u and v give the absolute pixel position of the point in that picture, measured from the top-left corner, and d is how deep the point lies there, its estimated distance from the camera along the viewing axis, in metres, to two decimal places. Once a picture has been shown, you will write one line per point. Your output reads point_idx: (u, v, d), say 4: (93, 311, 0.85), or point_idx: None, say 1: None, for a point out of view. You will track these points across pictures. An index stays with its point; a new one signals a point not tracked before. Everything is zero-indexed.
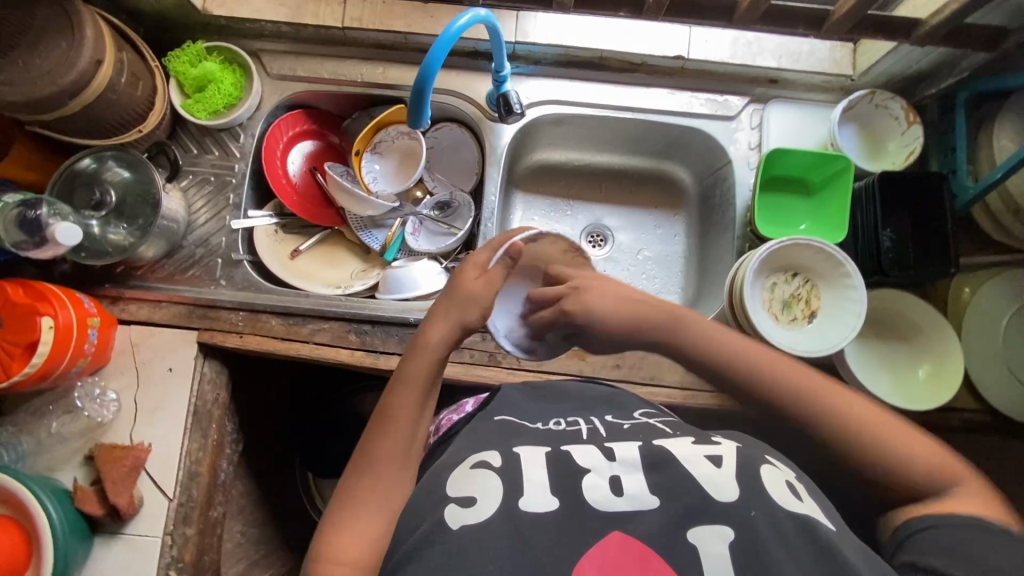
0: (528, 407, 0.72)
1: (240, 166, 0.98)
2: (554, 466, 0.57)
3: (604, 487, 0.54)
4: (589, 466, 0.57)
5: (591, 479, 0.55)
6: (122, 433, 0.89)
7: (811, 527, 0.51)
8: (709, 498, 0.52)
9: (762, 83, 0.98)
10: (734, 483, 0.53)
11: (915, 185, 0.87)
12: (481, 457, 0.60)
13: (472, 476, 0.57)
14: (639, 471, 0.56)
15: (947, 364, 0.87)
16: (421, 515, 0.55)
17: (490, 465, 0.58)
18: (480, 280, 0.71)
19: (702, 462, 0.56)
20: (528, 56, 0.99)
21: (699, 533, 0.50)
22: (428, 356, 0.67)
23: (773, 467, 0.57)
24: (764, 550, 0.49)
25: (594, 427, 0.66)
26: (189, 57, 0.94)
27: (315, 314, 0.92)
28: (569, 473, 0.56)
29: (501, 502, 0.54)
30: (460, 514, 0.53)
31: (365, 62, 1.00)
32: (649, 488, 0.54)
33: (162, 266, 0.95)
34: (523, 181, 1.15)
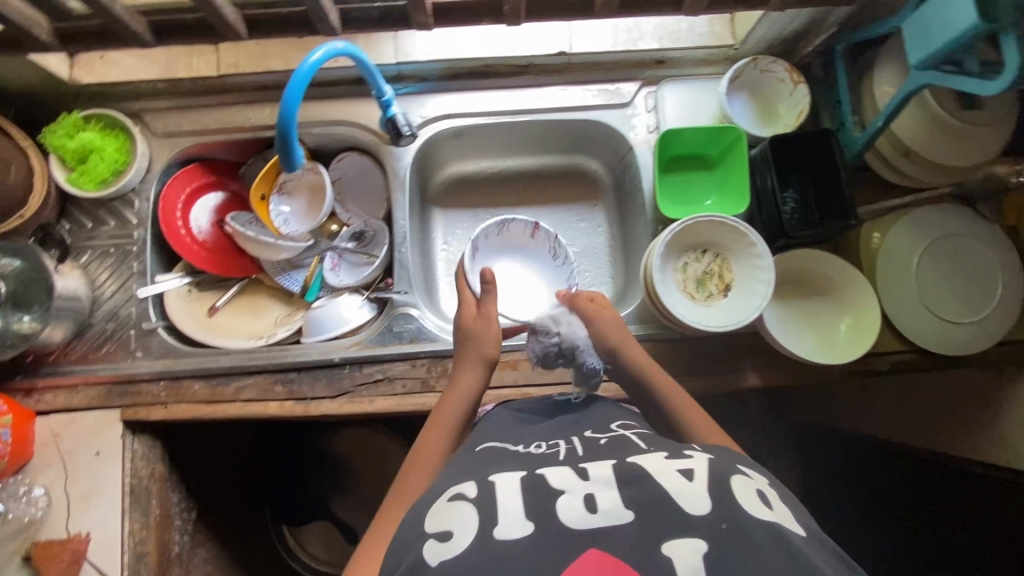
0: (516, 435, 0.70)
1: (140, 233, 0.95)
2: (528, 493, 0.56)
3: (578, 506, 0.53)
4: (561, 487, 0.56)
5: (565, 499, 0.54)
6: (58, 526, 0.86)
7: (781, 537, 0.50)
8: (683, 513, 0.51)
9: (649, 66, 0.99)
10: (706, 496, 0.53)
11: (806, 144, 0.88)
12: (458, 488, 0.60)
13: (450, 509, 0.57)
14: (615, 487, 0.55)
15: (865, 313, 0.88)
16: (402, 552, 0.56)
17: (466, 495, 0.58)
18: (478, 318, 0.82)
19: (675, 476, 0.55)
20: (414, 74, 0.98)
21: (675, 546, 0.49)
22: (461, 403, 0.76)
23: (746, 477, 0.57)
24: (739, 561, 0.48)
25: (571, 447, 0.65)
26: (65, 129, 0.91)
27: (238, 371, 0.90)
28: (543, 497, 0.55)
29: (475, 532, 0.53)
30: (438, 548, 0.54)
31: (250, 106, 0.97)
32: (624, 502, 0.53)
33: (74, 348, 0.92)
34: (440, 197, 1.14)
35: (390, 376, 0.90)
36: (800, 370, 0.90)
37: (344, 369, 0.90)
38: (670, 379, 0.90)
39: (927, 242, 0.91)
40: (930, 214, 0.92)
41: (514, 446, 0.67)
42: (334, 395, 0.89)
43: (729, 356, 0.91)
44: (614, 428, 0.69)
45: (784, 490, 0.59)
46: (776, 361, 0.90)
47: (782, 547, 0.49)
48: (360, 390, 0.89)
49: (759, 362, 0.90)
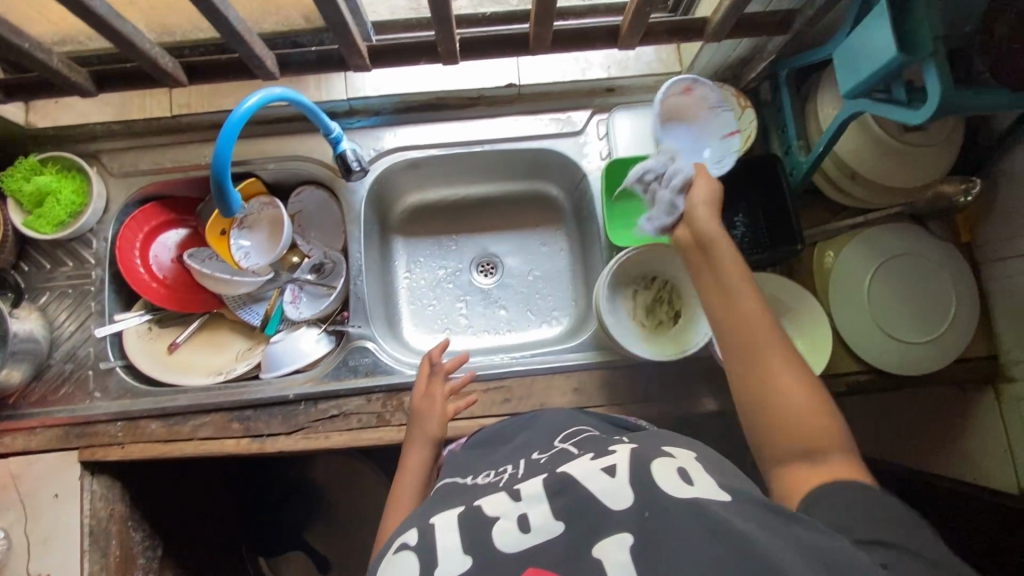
0: (468, 467, 0.71)
1: (97, 272, 0.96)
2: (467, 528, 0.55)
3: (512, 528, 0.54)
4: (496, 514, 0.56)
5: (501, 524, 0.55)
6: (18, 568, 0.87)
7: (701, 509, 0.50)
8: (606, 512, 0.52)
9: (600, 94, 1.00)
10: (627, 489, 0.53)
11: (749, 169, 0.90)
12: (400, 539, 0.57)
13: (393, 561, 0.55)
14: (545, 501, 0.56)
15: (817, 336, 0.88)
16: None
17: (408, 544, 0.56)
18: (425, 396, 0.84)
19: (599, 475, 0.56)
20: (366, 108, 0.98)
21: (603, 547, 0.50)
22: (410, 479, 0.77)
23: (668, 455, 0.57)
24: (662, 544, 0.48)
25: (514, 469, 0.66)
26: (21, 172, 0.92)
27: (195, 409, 0.90)
28: (481, 531, 0.55)
29: None
30: None
31: (205, 143, 0.98)
32: (554, 515, 0.54)
33: (33, 389, 0.92)
34: (402, 226, 1.15)
35: (346, 412, 0.90)
36: None
37: (299, 405, 0.90)
38: (626, 406, 0.90)
39: (880, 262, 0.91)
40: (883, 235, 0.92)
41: (464, 479, 0.67)
42: (289, 431, 0.89)
43: (685, 382, 0.91)
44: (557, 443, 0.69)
45: (707, 455, 0.59)
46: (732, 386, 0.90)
47: (704, 525, 0.48)
48: (316, 426, 0.90)
49: (714, 387, 0.90)
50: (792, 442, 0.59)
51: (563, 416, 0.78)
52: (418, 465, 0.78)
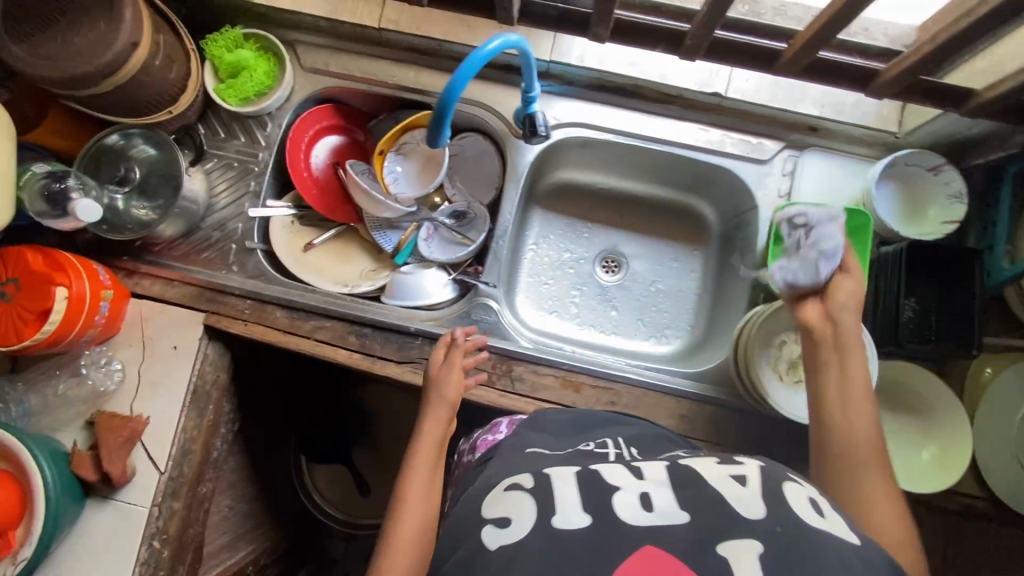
0: (556, 436, 0.73)
1: (264, 155, 0.99)
2: (584, 484, 0.56)
3: (634, 502, 0.53)
4: (617, 483, 0.56)
5: (622, 496, 0.54)
6: (124, 402, 0.92)
7: (833, 545, 0.48)
8: (739, 517, 0.50)
9: (800, 130, 0.95)
10: (760, 502, 0.52)
11: (943, 256, 0.84)
12: (513, 479, 0.60)
13: (505, 498, 0.58)
14: (669, 487, 0.54)
15: (955, 445, 0.83)
16: (458, 540, 0.56)
17: (523, 485, 0.59)
18: (442, 361, 0.84)
19: (728, 483, 0.54)
20: (561, 75, 0.97)
21: (729, 547, 0.48)
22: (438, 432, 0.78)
23: (796, 484, 0.55)
24: (802, 557, 0.46)
25: (620, 451, 0.67)
26: (226, 42, 0.95)
27: (318, 311, 0.94)
28: (601, 489, 0.55)
29: (535, 522, 0.53)
30: (494, 533, 0.54)
31: (398, 64, 0.98)
32: (679, 504, 0.52)
33: (179, 245, 0.97)
34: (545, 199, 1.14)
35: None
36: None
37: (415, 340, 0.92)
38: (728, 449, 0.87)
39: None
40: None
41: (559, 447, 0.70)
42: (400, 360, 0.91)
43: (795, 445, 0.87)
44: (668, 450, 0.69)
45: None
46: None
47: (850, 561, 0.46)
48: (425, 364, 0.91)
49: None
50: (866, 498, 0.63)
51: (654, 431, 0.74)
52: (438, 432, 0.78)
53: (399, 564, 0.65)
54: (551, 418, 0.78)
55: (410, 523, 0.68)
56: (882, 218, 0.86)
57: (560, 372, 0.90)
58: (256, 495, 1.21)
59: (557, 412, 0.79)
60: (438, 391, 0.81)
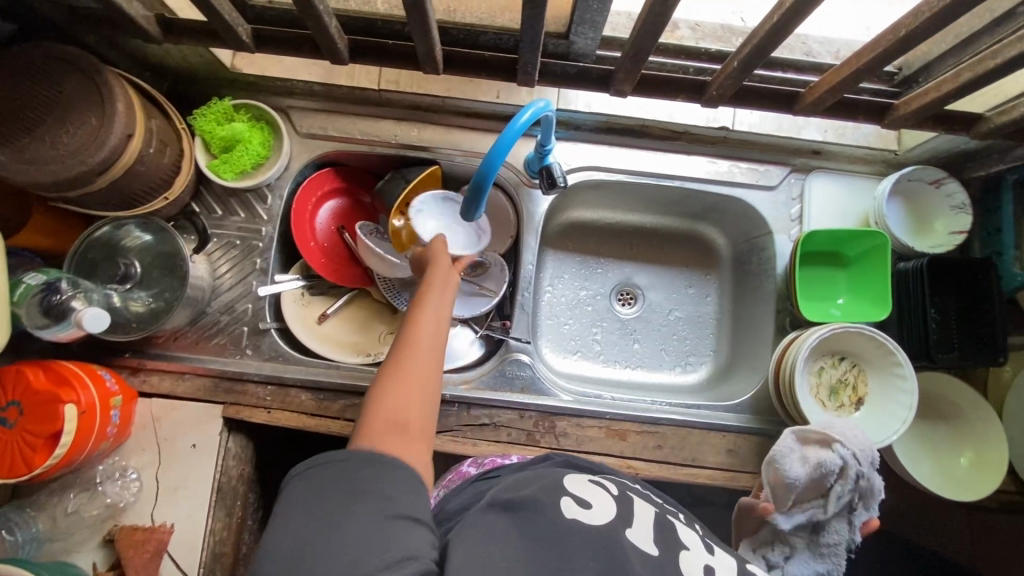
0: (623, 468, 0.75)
1: (268, 230, 0.94)
2: (659, 527, 0.58)
3: (698, 564, 0.54)
4: (687, 544, 0.57)
5: (686, 553, 0.56)
6: (144, 512, 0.85)
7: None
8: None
9: (804, 154, 0.97)
10: None
11: (961, 270, 0.86)
12: (599, 480, 0.64)
13: (589, 485, 0.61)
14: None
15: (991, 451, 0.85)
16: (524, 484, 0.59)
17: (609, 489, 0.62)
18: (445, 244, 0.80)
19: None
20: (567, 121, 0.96)
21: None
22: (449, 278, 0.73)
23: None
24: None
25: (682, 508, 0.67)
26: (216, 115, 0.90)
27: (347, 389, 0.89)
28: (671, 541, 0.57)
29: (614, 518, 0.56)
30: (576, 506, 0.56)
31: (399, 123, 0.96)
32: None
33: (185, 334, 0.90)
34: (554, 240, 1.13)
35: (497, 423, 0.88)
36: None
37: (451, 406, 0.89)
38: None
39: None
40: None
41: (628, 477, 0.71)
42: (438, 431, 0.88)
43: None
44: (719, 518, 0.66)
45: None
46: (886, 479, 0.89)
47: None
48: (465, 431, 0.88)
49: None
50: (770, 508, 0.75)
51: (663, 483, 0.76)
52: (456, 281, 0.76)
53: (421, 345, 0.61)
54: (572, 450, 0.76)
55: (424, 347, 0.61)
56: (898, 235, 0.89)
57: (604, 423, 0.89)
58: None
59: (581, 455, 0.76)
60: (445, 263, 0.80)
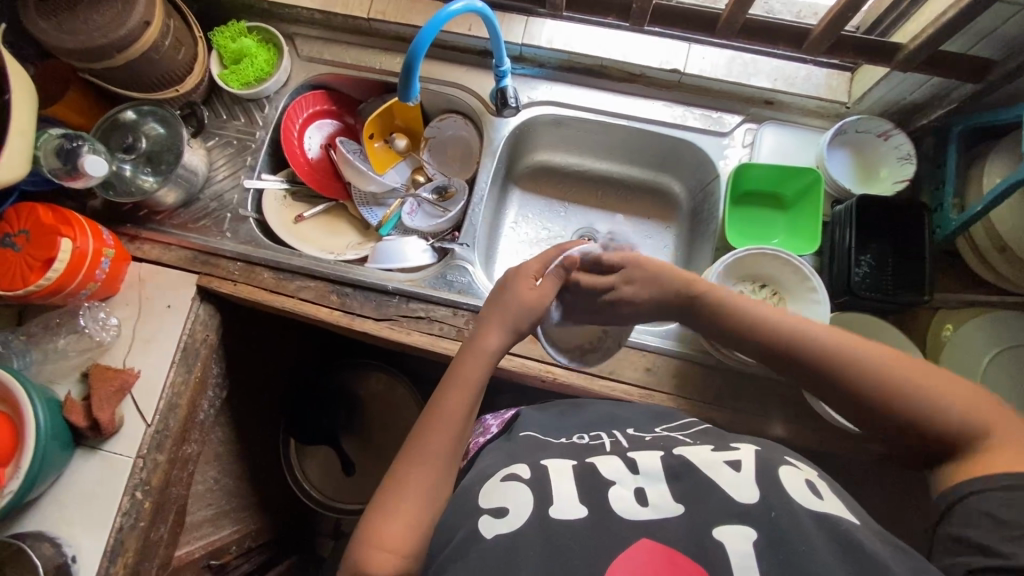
0: (553, 427, 0.75)
1: (261, 134, 1.07)
2: (580, 479, 0.60)
3: (629, 497, 0.57)
4: (613, 478, 0.60)
5: (616, 490, 0.58)
6: (117, 356, 0.97)
7: (829, 522, 0.52)
8: (729, 500, 0.55)
9: (757, 104, 1.01)
10: (753, 485, 0.56)
11: (892, 211, 0.87)
12: (510, 470, 0.63)
13: (503, 488, 0.60)
14: (662, 481, 0.58)
15: None
16: (454, 527, 0.58)
17: (521, 476, 0.61)
18: (534, 291, 0.78)
19: (722, 468, 0.58)
20: (533, 59, 1.05)
21: (725, 532, 0.52)
22: (484, 366, 0.74)
23: (793, 468, 0.59)
24: (791, 548, 0.50)
25: (616, 439, 0.69)
26: (230, 33, 1.05)
27: (303, 272, 0.99)
28: (595, 484, 0.59)
29: (533, 510, 0.56)
30: (493, 523, 0.56)
31: (385, 53, 1.09)
32: (674, 497, 0.56)
33: (179, 214, 1.04)
34: (522, 180, 1.18)
35: (431, 317, 0.95)
36: (830, 435, 0.87)
37: (393, 298, 0.97)
38: (694, 403, 0.89)
39: (1002, 347, 0.86)
40: (1018, 320, 0.86)
41: (555, 437, 0.72)
42: (377, 318, 0.96)
43: (758, 399, 0.90)
44: (659, 431, 0.71)
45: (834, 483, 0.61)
46: (807, 417, 0.88)
47: (833, 535, 0.51)
48: (402, 321, 0.95)
49: (788, 414, 0.88)
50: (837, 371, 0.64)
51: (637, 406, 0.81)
52: (487, 357, 0.75)
53: (428, 470, 0.66)
54: (529, 416, 0.77)
55: (442, 447, 0.68)
56: (836, 177, 0.91)
57: None
58: (240, 471, 1.25)
59: (537, 414, 0.78)
60: (491, 320, 0.77)
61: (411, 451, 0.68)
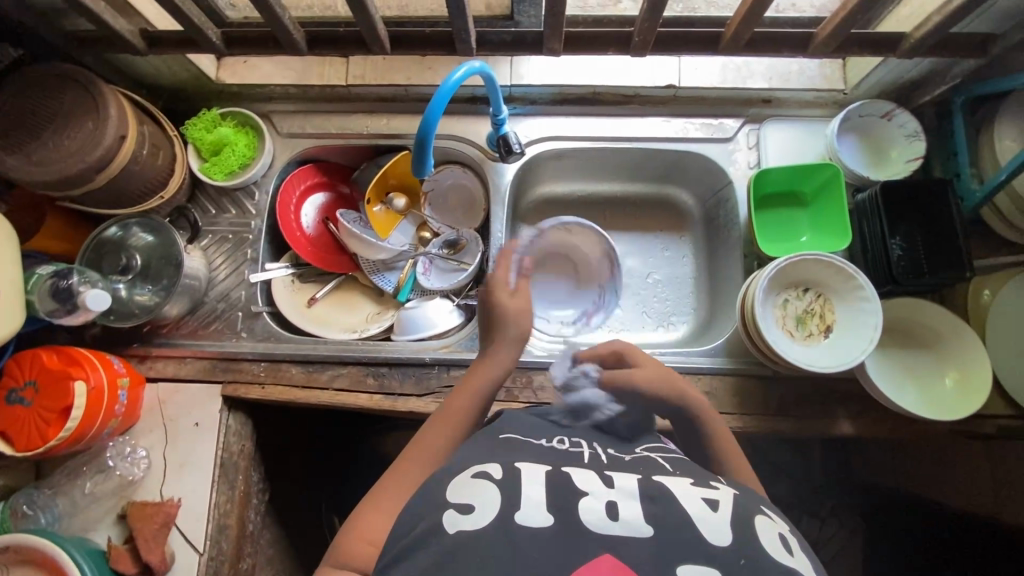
0: (538, 429, 0.69)
1: (256, 223, 1.02)
2: (553, 486, 0.55)
3: (599, 510, 0.52)
4: (586, 489, 0.54)
5: (587, 500, 0.53)
6: (153, 489, 0.91)
7: None
8: (702, 541, 0.49)
9: (755, 104, 1.00)
10: (729, 528, 0.51)
11: (916, 191, 0.87)
12: (483, 467, 0.58)
13: (473, 484, 0.55)
14: (637, 500, 0.53)
15: (974, 370, 0.84)
16: (419, 514, 0.54)
17: (492, 476, 0.56)
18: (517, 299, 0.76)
19: (700, 504, 0.53)
20: (523, 97, 1.03)
21: (690, 569, 0.47)
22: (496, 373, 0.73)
23: (767, 519, 0.55)
24: None
25: (596, 452, 0.63)
26: (204, 123, 0.98)
27: (333, 360, 0.94)
28: (566, 495, 0.53)
29: (497, 511, 0.51)
30: (458, 519, 0.52)
31: (369, 115, 1.04)
32: (646, 517, 0.51)
33: (186, 322, 0.98)
34: (529, 216, 1.15)
35: None
36: (896, 423, 0.87)
37: (432, 369, 0.93)
38: (758, 418, 0.88)
39: None
40: None
41: (538, 441, 0.65)
42: (421, 394, 0.92)
43: (821, 401, 0.88)
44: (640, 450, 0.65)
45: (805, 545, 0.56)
46: (870, 410, 0.88)
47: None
48: (447, 391, 0.92)
49: (852, 410, 0.88)
50: None
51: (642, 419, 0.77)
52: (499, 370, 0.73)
53: (420, 465, 0.64)
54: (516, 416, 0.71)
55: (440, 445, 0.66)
56: (852, 167, 0.91)
57: None
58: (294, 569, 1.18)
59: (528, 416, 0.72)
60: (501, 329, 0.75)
61: (417, 444, 0.67)
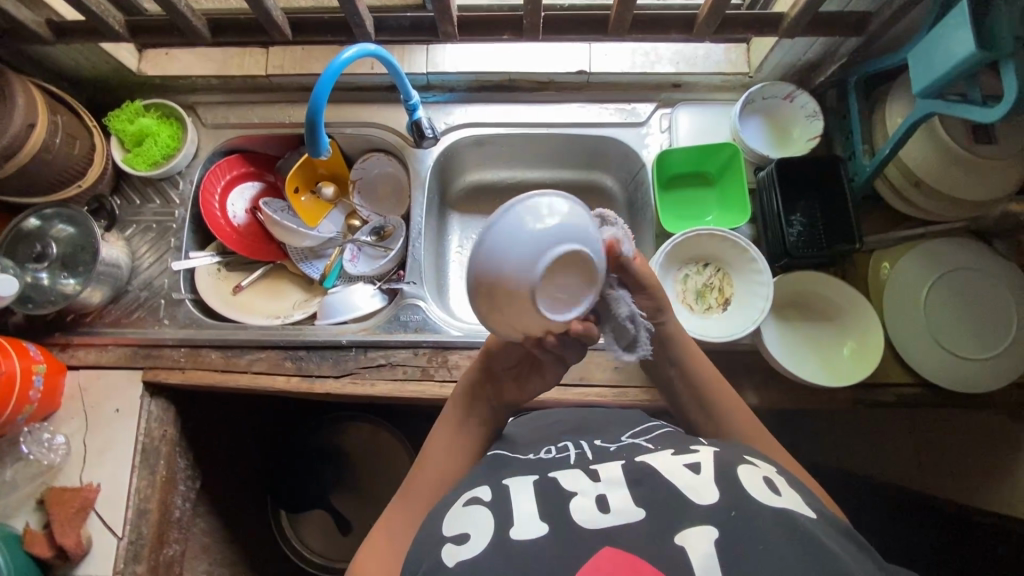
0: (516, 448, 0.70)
1: (180, 212, 1.03)
2: (541, 495, 0.56)
3: (591, 507, 0.53)
4: (574, 489, 0.56)
5: (580, 500, 0.54)
6: (73, 475, 0.92)
7: (785, 522, 0.49)
8: (690, 506, 0.51)
9: (666, 89, 1.03)
10: (714, 485, 0.53)
11: (812, 169, 0.90)
12: (473, 493, 0.60)
13: (467, 513, 0.57)
14: (624, 486, 0.55)
15: (870, 340, 0.87)
16: (421, 557, 0.55)
17: (482, 499, 0.58)
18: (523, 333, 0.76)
19: (681, 471, 0.55)
20: (443, 85, 1.06)
21: (687, 535, 0.49)
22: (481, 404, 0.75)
23: (751, 464, 0.56)
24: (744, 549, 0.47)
25: (581, 450, 0.65)
26: (127, 115, 1.00)
27: (252, 344, 0.96)
28: (555, 498, 0.55)
29: (493, 536, 0.53)
30: (458, 552, 0.53)
31: (292, 105, 1.06)
32: (636, 501, 0.53)
33: (109, 311, 0.99)
34: (459, 203, 1.17)
35: (393, 362, 0.94)
36: (802, 394, 0.89)
37: (350, 351, 0.95)
38: None
39: (941, 273, 0.89)
40: (944, 247, 0.90)
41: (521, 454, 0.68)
42: (338, 375, 0.94)
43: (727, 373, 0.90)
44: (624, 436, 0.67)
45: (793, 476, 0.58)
46: (774, 381, 0.90)
47: (788, 535, 0.48)
48: (363, 372, 0.94)
49: (757, 381, 0.89)
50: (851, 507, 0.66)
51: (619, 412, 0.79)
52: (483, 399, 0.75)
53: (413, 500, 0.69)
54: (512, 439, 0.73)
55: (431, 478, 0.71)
56: (753, 146, 0.94)
57: None
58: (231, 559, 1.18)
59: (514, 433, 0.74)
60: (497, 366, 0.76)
61: (421, 461, 0.73)
